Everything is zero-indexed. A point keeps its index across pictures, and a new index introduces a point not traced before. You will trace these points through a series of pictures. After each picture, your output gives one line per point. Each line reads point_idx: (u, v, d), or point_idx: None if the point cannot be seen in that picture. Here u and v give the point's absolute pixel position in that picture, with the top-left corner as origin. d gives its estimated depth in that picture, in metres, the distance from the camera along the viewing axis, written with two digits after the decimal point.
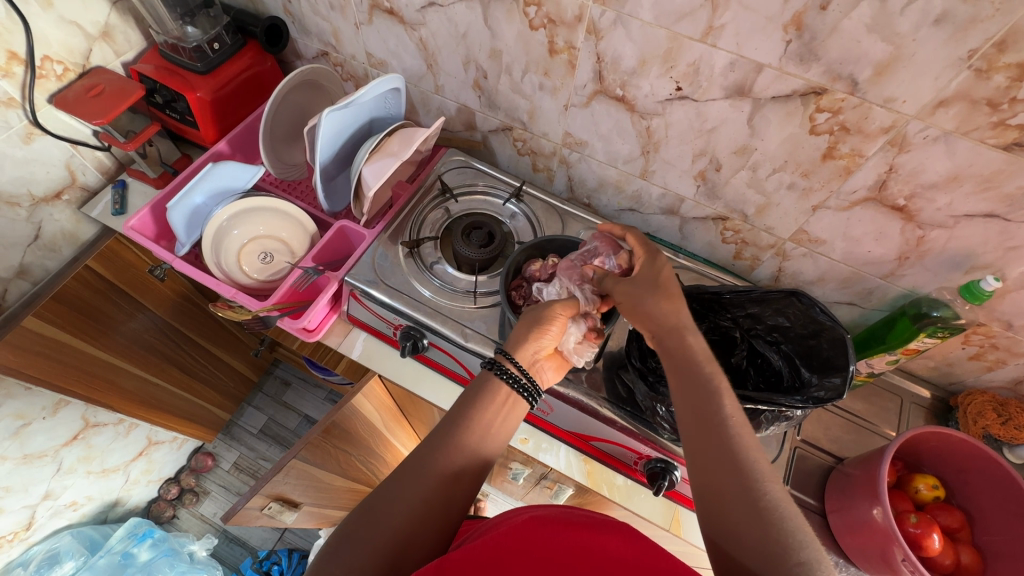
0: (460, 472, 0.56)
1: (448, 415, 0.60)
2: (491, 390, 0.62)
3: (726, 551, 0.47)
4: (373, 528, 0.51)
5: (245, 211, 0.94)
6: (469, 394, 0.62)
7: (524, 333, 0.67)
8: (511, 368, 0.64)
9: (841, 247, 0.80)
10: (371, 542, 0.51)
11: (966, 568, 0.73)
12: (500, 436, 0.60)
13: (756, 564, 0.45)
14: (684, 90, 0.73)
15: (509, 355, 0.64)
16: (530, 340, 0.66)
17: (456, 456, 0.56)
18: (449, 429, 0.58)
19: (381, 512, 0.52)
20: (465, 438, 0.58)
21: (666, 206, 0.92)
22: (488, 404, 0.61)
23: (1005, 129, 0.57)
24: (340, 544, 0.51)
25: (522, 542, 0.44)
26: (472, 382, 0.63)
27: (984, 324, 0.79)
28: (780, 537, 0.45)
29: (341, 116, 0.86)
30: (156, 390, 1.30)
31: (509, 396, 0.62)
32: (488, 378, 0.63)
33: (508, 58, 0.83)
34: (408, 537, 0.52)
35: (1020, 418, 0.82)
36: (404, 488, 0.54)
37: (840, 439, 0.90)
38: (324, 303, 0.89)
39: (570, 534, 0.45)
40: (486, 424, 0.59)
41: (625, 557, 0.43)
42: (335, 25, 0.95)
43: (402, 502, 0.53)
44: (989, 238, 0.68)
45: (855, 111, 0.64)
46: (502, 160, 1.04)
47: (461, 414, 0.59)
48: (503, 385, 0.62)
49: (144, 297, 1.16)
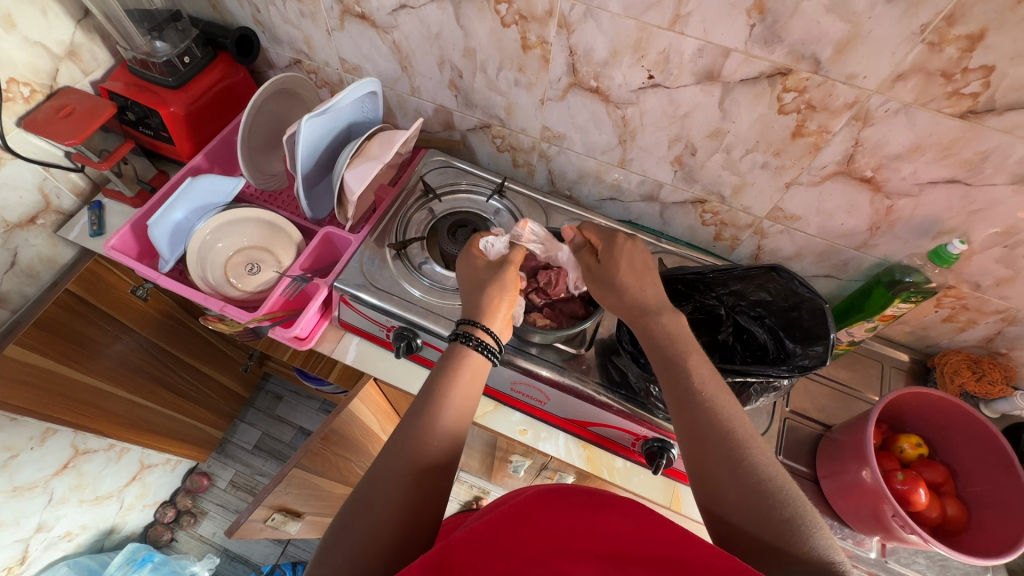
0: (444, 453, 0.57)
1: (422, 393, 0.61)
2: (469, 364, 0.64)
3: (722, 517, 0.49)
4: (370, 516, 0.52)
5: (228, 223, 0.93)
6: (440, 365, 0.64)
7: (497, 296, 0.70)
8: (484, 336, 0.67)
9: (815, 221, 0.83)
10: (370, 527, 0.52)
11: (953, 520, 0.76)
12: (465, 414, 0.61)
13: (757, 530, 0.47)
14: (656, 79, 0.75)
15: (481, 326, 0.67)
16: (497, 301, 0.70)
17: (436, 438, 0.57)
18: (422, 406, 0.60)
19: (375, 501, 0.53)
20: (447, 418, 0.59)
21: (646, 192, 0.94)
22: (462, 377, 0.63)
23: (959, 98, 0.60)
24: (338, 537, 0.52)
25: (525, 526, 0.45)
26: (443, 355, 0.65)
27: (954, 286, 0.82)
28: (780, 500, 0.47)
29: (319, 124, 0.86)
30: (145, 411, 1.29)
31: (479, 363, 0.65)
32: (459, 348, 0.65)
33: (483, 56, 0.84)
34: (409, 520, 0.53)
35: (992, 374, 0.88)
36: (402, 478, 0.54)
37: (827, 407, 0.93)
38: (316, 309, 0.88)
39: (574, 512, 0.46)
40: (459, 401, 0.61)
41: (620, 530, 0.44)
42: (306, 33, 0.96)
43: (398, 491, 0.53)
44: (953, 203, 0.72)
45: (819, 89, 0.66)
46: (482, 158, 1.05)
47: (431, 397, 0.60)
48: (471, 350, 0.65)
49: (126, 317, 1.15)
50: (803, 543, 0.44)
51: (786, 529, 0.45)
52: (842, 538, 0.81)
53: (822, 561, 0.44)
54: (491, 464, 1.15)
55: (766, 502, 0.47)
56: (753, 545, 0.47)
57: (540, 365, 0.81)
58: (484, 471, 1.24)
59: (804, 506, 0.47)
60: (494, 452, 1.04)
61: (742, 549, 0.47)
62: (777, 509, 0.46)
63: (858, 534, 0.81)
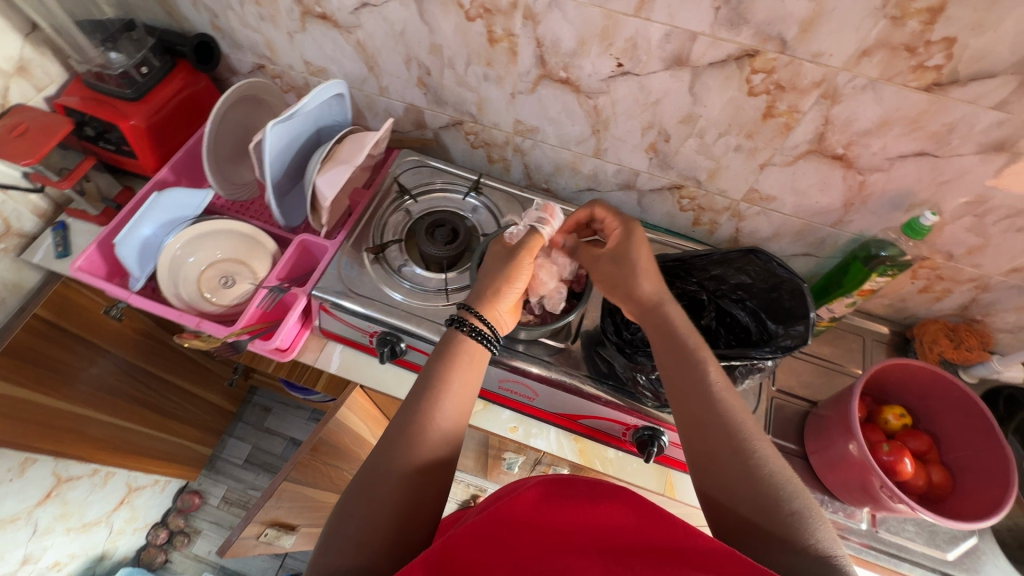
0: (445, 448, 0.57)
1: (420, 383, 0.60)
2: (466, 351, 0.63)
3: (720, 502, 0.50)
4: (367, 509, 0.52)
5: (198, 236, 0.91)
6: (438, 356, 0.63)
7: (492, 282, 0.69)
8: (479, 324, 0.66)
9: (790, 201, 0.84)
10: (369, 521, 0.51)
11: (938, 486, 0.78)
12: (462, 403, 0.60)
13: (760, 520, 0.47)
14: (625, 66, 0.74)
15: (474, 312, 0.66)
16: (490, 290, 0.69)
17: (433, 429, 0.57)
18: (422, 396, 0.59)
19: (373, 496, 0.52)
20: (445, 408, 0.58)
21: (623, 181, 0.93)
22: (460, 364, 0.62)
23: (924, 71, 0.61)
24: (332, 535, 0.51)
25: (531, 524, 0.45)
26: (440, 342, 0.65)
27: (928, 257, 0.84)
28: (783, 494, 0.48)
29: (285, 129, 0.84)
30: (127, 432, 1.26)
31: (475, 352, 0.64)
32: (456, 337, 0.64)
33: (450, 52, 0.83)
34: (408, 512, 0.52)
35: (970, 341, 0.90)
36: (402, 476, 0.53)
37: (811, 383, 0.94)
38: (294, 320, 0.86)
39: (577, 503, 0.45)
40: (458, 389, 0.60)
41: (620, 523, 0.44)
42: (267, 36, 0.93)
43: (397, 487, 0.53)
44: (923, 175, 0.73)
45: (787, 69, 0.66)
46: (457, 156, 1.04)
47: (428, 392, 0.59)
48: (467, 338, 0.64)
49: (100, 338, 1.12)
50: (805, 537, 0.45)
51: (789, 523, 0.46)
52: (833, 511, 0.82)
53: (824, 553, 0.44)
54: (485, 463, 1.14)
55: (770, 495, 0.48)
56: (751, 532, 0.47)
57: (527, 362, 0.80)
58: (479, 469, 1.23)
59: (804, 499, 0.48)
60: (486, 450, 1.04)
61: (740, 537, 0.48)
62: (780, 503, 0.47)
63: (849, 507, 0.83)
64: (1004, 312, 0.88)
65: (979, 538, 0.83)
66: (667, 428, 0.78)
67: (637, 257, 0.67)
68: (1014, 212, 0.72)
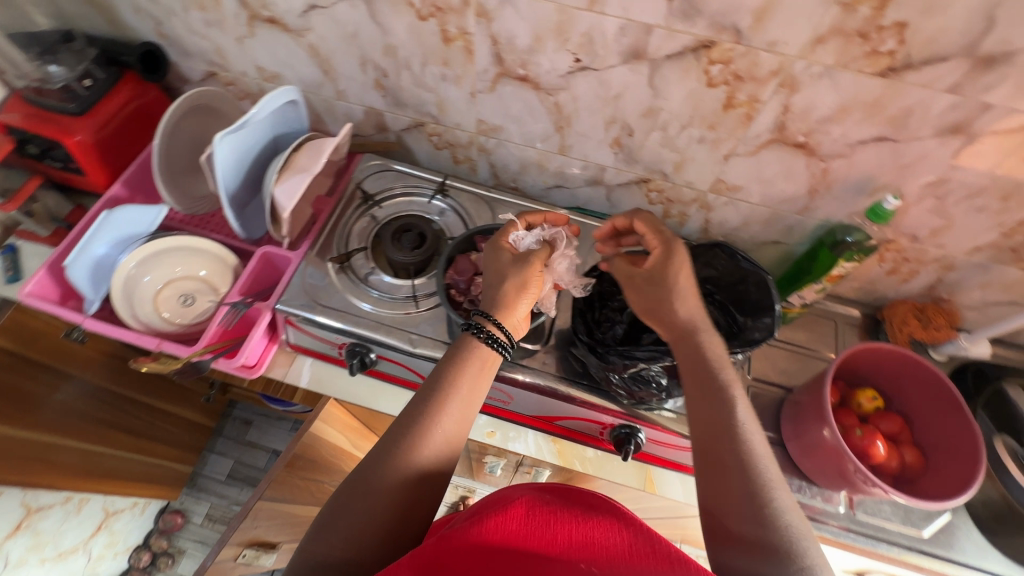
0: (445, 455, 0.56)
1: (428, 383, 0.60)
2: (479, 355, 0.62)
3: (719, 518, 0.50)
4: (365, 502, 0.52)
5: (155, 254, 0.87)
6: (449, 357, 0.62)
7: (507, 287, 0.67)
8: (495, 330, 0.64)
9: (757, 190, 0.84)
10: (363, 517, 0.51)
11: (911, 467, 0.79)
12: (468, 410, 0.59)
13: (752, 532, 0.48)
14: (583, 62, 0.73)
15: (491, 317, 0.65)
16: (508, 295, 0.66)
17: (437, 431, 0.56)
18: (429, 397, 0.58)
19: (370, 492, 0.52)
20: (451, 411, 0.58)
21: (590, 177, 0.92)
22: (470, 369, 0.61)
23: (878, 57, 0.61)
24: (327, 527, 0.51)
25: (522, 538, 0.42)
26: (455, 343, 0.64)
27: (893, 240, 0.84)
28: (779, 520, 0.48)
29: (237, 139, 0.81)
30: (99, 457, 1.23)
31: (487, 356, 0.63)
32: (470, 341, 0.63)
33: (405, 53, 0.80)
34: (403, 511, 0.52)
35: (937, 321, 0.91)
36: (400, 479, 0.53)
37: (786, 369, 0.94)
38: (259, 335, 0.83)
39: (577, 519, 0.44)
40: (466, 394, 0.59)
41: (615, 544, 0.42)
42: (216, 43, 0.90)
43: (395, 486, 0.52)
44: (884, 160, 0.73)
45: (744, 59, 0.66)
46: (422, 157, 1.02)
47: (434, 395, 0.58)
48: (481, 343, 0.63)
49: (64, 362, 1.08)
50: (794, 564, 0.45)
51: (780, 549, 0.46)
52: (812, 496, 0.83)
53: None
54: (468, 466, 1.13)
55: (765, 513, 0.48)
56: (738, 545, 0.48)
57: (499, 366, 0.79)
58: (463, 469, 1.17)
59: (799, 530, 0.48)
60: (467, 454, 1.02)
61: (731, 549, 0.48)
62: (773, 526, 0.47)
63: (826, 491, 0.83)
64: (969, 290, 0.89)
65: (952, 514, 0.85)
66: (643, 425, 0.78)
67: (677, 281, 0.64)
68: (973, 192, 0.73)
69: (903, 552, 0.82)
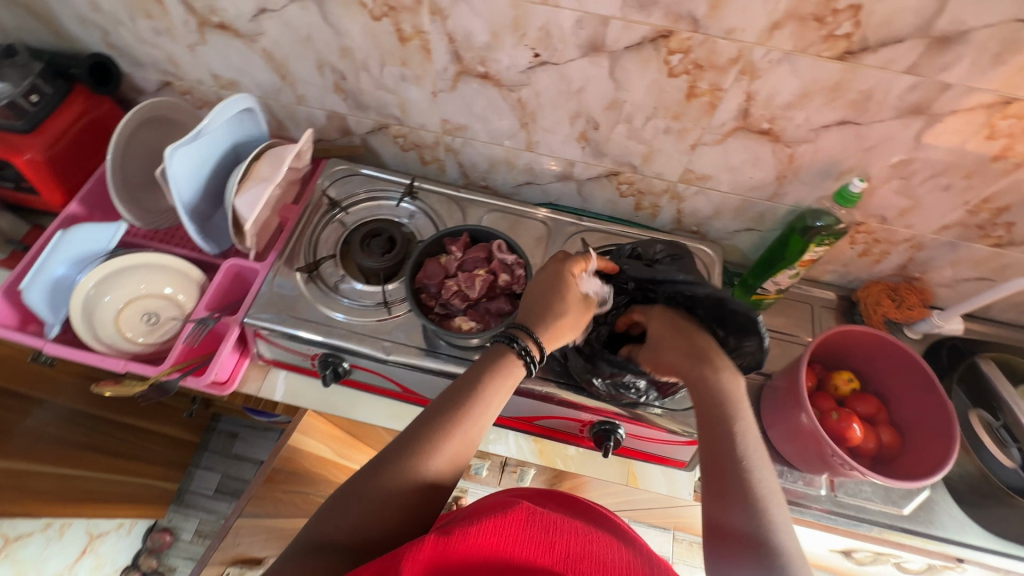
0: (460, 460, 0.56)
1: (454, 387, 0.60)
2: (507, 368, 0.62)
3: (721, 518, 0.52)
4: (377, 492, 0.52)
5: (115, 273, 0.85)
6: (481, 363, 0.62)
7: (555, 307, 0.65)
8: (530, 344, 0.63)
9: (726, 178, 0.83)
10: (372, 507, 0.51)
11: (887, 447, 0.80)
12: (490, 421, 0.59)
13: (744, 528, 0.50)
14: (543, 56, 0.72)
15: (528, 331, 0.63)
16: (561, 318, 0.65)
17: (454, 435, 0.56)
18: (457, 400, 0.58)
19: (382, 484, 0.52)
20: (471, 418, 0.58)
21: (560, 172, 0.91)
22: (501, 380, 0.61)
23: (835, 41, 0.60)
24: (335, 509, 0.52)
25: (525, 544, 0.45)
26: (488, 353, 0.63)
27: (863, 222, 0.85)
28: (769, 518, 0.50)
29: (192, 150, 0.79)
30: (82, 481, 1.20)
31: (515, 371, 0.62)
32: (504, 354, 0.62)
33: (362, 55, 0.78)
34: (410, 509, 0.52)
35: (910, 300, 0.92)
36: (415, 475, 0.53)
37: (765, 355, 0.94)
38: (228, 350, 0.81)
39: (577, 529, 0.48)
40: (489, 405, 0.59)
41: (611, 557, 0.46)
42: (167, 51, 0.87)
43: (406, 483, 0.53)
44: (848, 144, 0.73)
45: (703, 47, 0.65)
46: (389, 159, 1.00)
47: (462, 401, 0.58)
48: (515, 358, 0.62)
49: (33, 388, 1.08)
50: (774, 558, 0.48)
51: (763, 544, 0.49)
52: (794, 481, 0.84)
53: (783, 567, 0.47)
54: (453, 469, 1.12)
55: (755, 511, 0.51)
56: (729, 538, 0.50)
57: None
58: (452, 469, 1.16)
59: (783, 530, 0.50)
60: None
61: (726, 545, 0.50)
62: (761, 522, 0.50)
63: (807, 475, 0.84)
64: (940, 268, 0.90)
65: (931, 490, 0.85)
66: (621, 420, 0.77)
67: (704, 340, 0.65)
68: (938, 171, 0.73)
69: (884, 531, 0.82)
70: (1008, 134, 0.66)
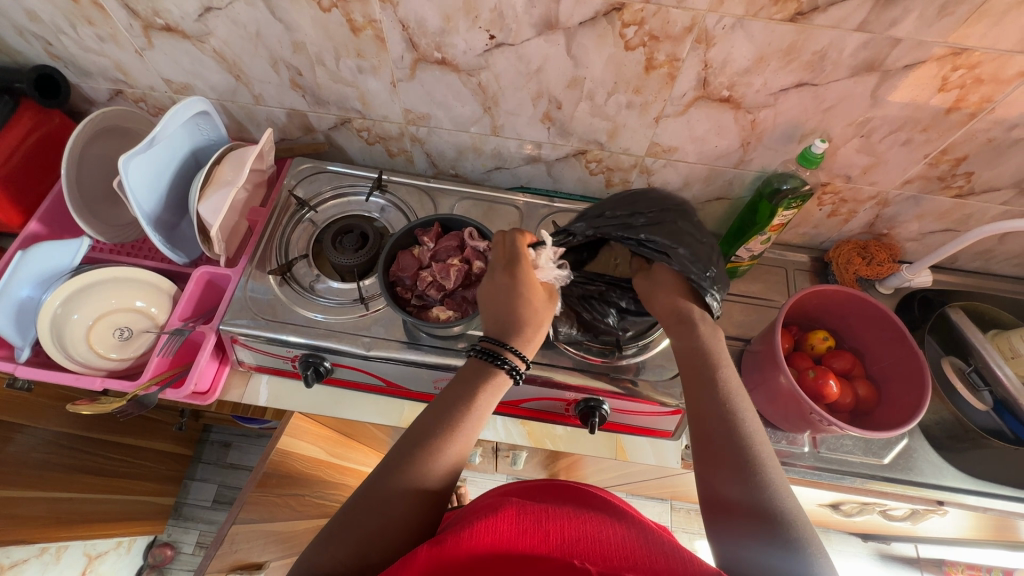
0: (454, 471, 0.57)
1: (445, 399, 0.61)
2: (494, 383, 0.63)
3: (719, 490, 0.53)
4: (380, 508, 0.52)
5: (82, 290, 0.83)
6: (463, 375, 0.64)
7: (528, 308, 0.68)
8: (517, 361, 0.65)
9: (692, 149, 0.83)
10: (376, 523, 0.51)
11: (864, 400, 0.82)
12: (478, 428, 0.60)
13: (738, 490, 0.52)
14: (498, 38, 0.71)
15: (509, 347, 0.65)
16: (538, 316, 0.68)
17: (447, 443, 0.57)
18: (451, 414, 0.59)
19: (384, 498, 0.52)
20: (461, 425, 0.59)
21: (528, 155, 0.91)
22: (489, 396, 0.62)
23: (785, 2, 0.60)
24: (338, 531, 0.51)
25: (521, 535, 0.46)
26: (465, 370, 0.64)
27: (829, 182, 0.86)
28: (761, 483, 0.52)
29: (148, 159, 0.77)
30: (71, 504, 1.17)
31: (500, 382, 0.63)
32: (488, 369, 0.63)
33: (315, 49, 0.77)
34: (413, 521, 0.52)
35: (880, 257, 0.93)
36: (415, 487, 0.54)
37: (744, 321, 0.95)
38: (206, 359, 0.80)
39: (570, 517, 0.49)
40: (477, 414, 0.60)
41: (604, 535, 0.46)
42: (115, 59, 0.84)
43: (406, 496, 0.53)
44: (807, 106, 0.73)
45: (656, 18, 0.65)
46: (356, 155, 0.99)
47: (455, 416, 0.59)
48: (503, 374, 0.64)
49: (18, 416, 1.06)
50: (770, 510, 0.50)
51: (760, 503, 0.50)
52: (778, 441, 0.85)
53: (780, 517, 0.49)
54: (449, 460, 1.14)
55: (747, 478, 0.52)
56: (729, 506, 0.52)
57: (453, 359, 0.78)
58: None
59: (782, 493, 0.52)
60: None
61: (728, 513, 0.51)
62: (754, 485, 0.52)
63: (790, 434, 0.86)
64: (906, 223, 0.91)
65: (909, 438, 0.88)
66: (606, 396, 0.78)
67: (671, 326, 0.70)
68: (896, 127, 0.74)
69: (867, 481, 0.84)
70: (960, 85, 0.67)
